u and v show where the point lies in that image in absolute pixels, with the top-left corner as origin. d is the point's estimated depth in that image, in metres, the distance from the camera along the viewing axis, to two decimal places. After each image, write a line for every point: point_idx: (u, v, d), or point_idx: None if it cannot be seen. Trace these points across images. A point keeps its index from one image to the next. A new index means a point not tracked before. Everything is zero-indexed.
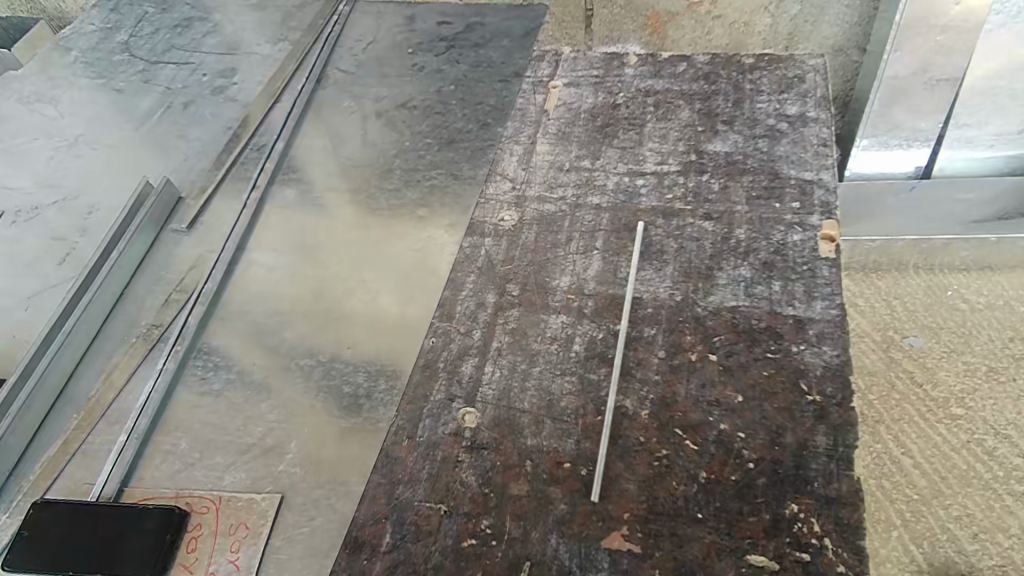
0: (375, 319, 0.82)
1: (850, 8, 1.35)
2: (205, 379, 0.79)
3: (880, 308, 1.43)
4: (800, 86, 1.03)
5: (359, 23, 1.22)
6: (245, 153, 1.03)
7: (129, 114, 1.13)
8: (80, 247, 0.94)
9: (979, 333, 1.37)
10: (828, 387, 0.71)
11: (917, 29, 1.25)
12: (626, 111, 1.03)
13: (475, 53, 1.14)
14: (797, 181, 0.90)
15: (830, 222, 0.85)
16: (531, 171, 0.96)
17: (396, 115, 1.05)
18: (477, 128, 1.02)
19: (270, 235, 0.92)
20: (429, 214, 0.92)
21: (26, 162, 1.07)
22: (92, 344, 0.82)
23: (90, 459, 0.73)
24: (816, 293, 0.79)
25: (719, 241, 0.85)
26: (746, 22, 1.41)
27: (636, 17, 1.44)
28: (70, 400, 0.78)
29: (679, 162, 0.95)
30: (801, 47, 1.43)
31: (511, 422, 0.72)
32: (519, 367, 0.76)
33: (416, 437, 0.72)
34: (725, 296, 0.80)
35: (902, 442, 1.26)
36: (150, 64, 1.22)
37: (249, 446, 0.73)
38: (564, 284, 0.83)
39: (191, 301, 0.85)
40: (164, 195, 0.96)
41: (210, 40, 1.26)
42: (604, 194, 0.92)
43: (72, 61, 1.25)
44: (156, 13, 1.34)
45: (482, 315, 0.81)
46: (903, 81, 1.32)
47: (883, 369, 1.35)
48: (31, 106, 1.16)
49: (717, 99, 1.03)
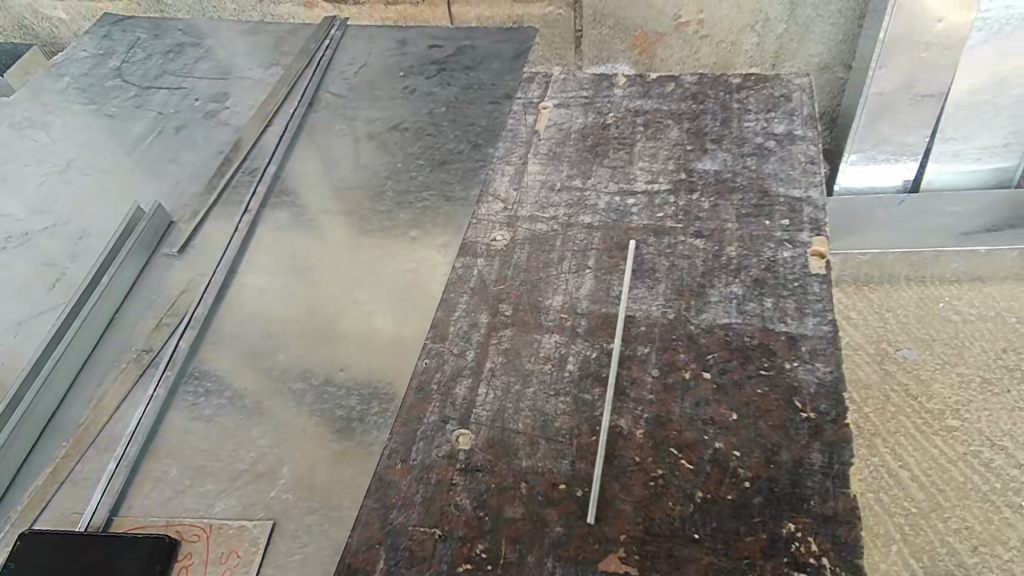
0: (369, 340, 0.81)
1: (834, 26, 1.38)
2: (196, 405, 0.78)
3: (873, 321, 1.44)
4: (787, 105, 1.04)
5: (351, 47, 1.24)
6: (237, 176, 1.03)
7: (121, 139, 1.13)
8: (70, 272, 0.94)
9: (971, 345, 1.38)
10: (822, 404, 0.71)
11: (901, 46, 1.27)
12: (616, 131, 1.04)
13: (466, 75, 1.15)
14: (787, 198, 0.91)
15: (821, 239, 0.85)
16: (523, 191, 0.97)
17: (387, 138, 1.06)
18: (469, 149, 1.03)
19: (263, 258, 0.92)
20: (422, 235, 0.92)
21: (17, 188, 1.07)
22: (82, 370, 0.81)
23: (78, 488, 0.72)
24: (807, 309, 0.79)
25: (711, 259, 0.85)
26: (733, 41, 1.43)
27: (625, 38, 1.46)
28: (59, 428, 0.77)
29: (670, 180, 0.96)
30: (787, 65, 1.45)
31: (505, 443, 0.72)
32: (513, 388, 0.76)
33: (410, 459, 0.72)
34: (717, 314, 0.80)
35: (899, 455, 1.26)
36: (143, 89, 1.23)
37: (241, 472, 0.72)
38: (556, 303, 0.83)
39: (182, 325, 0.85)
40: (156, 219, 0.96)
41: (202, 65, 1.27)
42: (595, 213, 0.93)
43: (64, 87, 1.25)
44: (148, 39, 1.35)
45: (476, 335, 0.81)
46: (888, 97, 1.34)
47: (878, 382, 1.35)
48: (22, 132, 1.16)
49: (706, 118, 1.04)
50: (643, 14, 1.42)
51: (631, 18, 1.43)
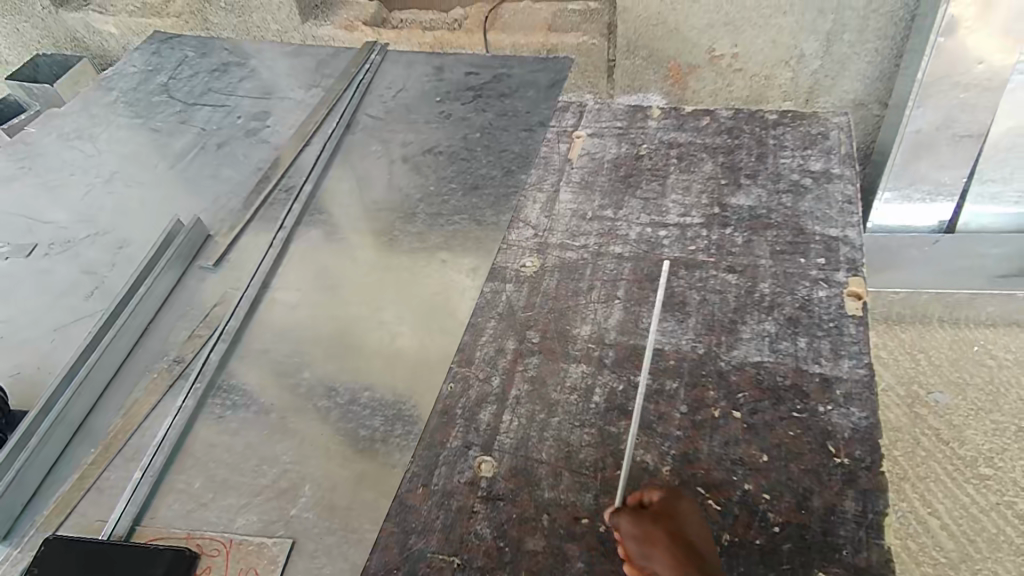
0: (394, 361, 0.81)
1: (872, 64, 1.37)
2: (222, 418, 0.79)
3: (904, 362, 1.37)
4: (824, 143, 1.04)
5: (390, 72, 1.26)
6: (275, 193, 1.05)
7: (164, 152, 1.17)
8: (109, 281, 0.96)
9: (1007, 392, 1.31)
10: (857, 449, 0.69)
11: (940, 86, 1.26)
12: (649, 162, 1.04)
13: (501, 102, 1.17)
14: (823, 236, 0.90)
15: (857, 279, 0.84)
16: (554, 219, 0.97)
17: (421, 161, 1.07)
18: (502, 174, 1.04)
19: (294, 274, 0.93)
20: (452, 258, 0.92)
21: (63, 196, 1.11)
22: (115, 378, 0.83)
23: (103, 495, 0.73)
24: (843, 351, 0.77)
25: (743, 295, 0.84)
26: (767, 76, 1.43)
27: (658, 69, 1.48)
28: (89, 434, 0.79)
29: (703, 215, 0.95)
30: (822, 101, 1.45)
31: (528, 472, 0.71)
32: (537, 417, 0.75)
33: (432, 484, 0.72)
34: (749, 351, 0.78)
35: (928, 502, 1.19)
36: (187, 105, 1.27)
37: (263, 488, 0.72)
38: (585, 332, 0.83)
39: (213, 337, 0.86)
40: (194, 233, 0.98)
41: (246, 84, 1.31)
42: (626, 243, 0.93)
43: (113, 101, 1.30)
44: (195, 58, 1.40)
45: (502, 361, 0.81)
46: (925, 136, 1.32)
47: (908, 426, 1.28)
48: (70, 143, 1.21)
49: (741, 153, 1.04)
50: (677, 45, 1.43)
51: (665, 49, 1.44)
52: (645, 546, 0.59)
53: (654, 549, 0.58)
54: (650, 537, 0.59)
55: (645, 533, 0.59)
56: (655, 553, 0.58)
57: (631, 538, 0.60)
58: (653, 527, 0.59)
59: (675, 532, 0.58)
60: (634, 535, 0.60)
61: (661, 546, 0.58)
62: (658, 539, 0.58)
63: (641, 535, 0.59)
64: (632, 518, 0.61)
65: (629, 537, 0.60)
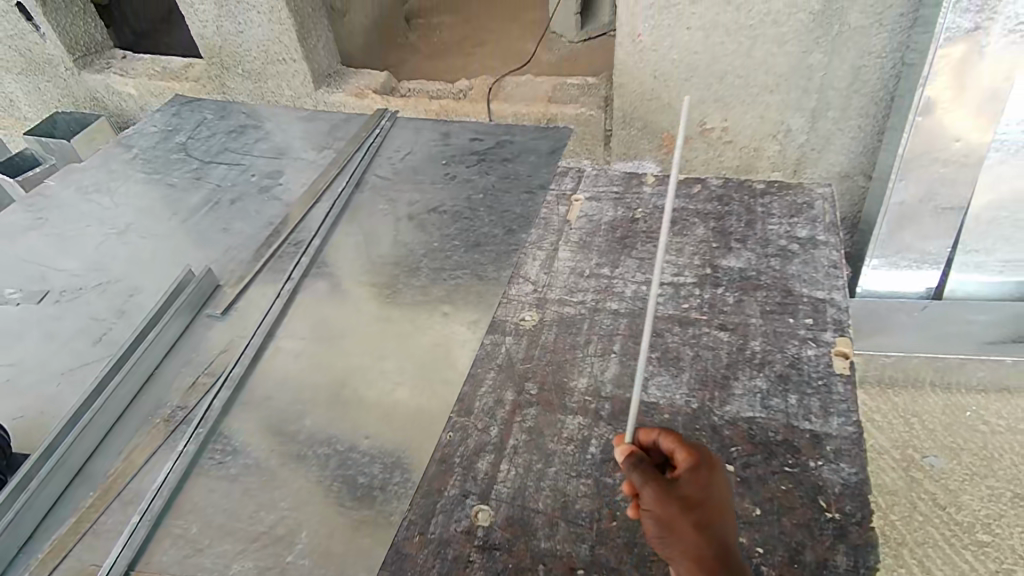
0: (394, 409, 0.83)
1: (856, 139, 1.45)
2: (222, 464, 0.80)
3: (898, 426, 1.38)
4: (810, 212, 1.09)
5: (399, 136, 1.33)
6: (284, 247, 1.09)
7: (178, 207, 1.22)
8: (117, 327, 0.99)
9: (1001, 457, 1.31)
10: (847, 504, 0.70)
11: (921, 161, 1.32)
12: (644, 225, 1.09)
13: (504, 166, 1.22)
14: (811, 298, 0.94)
15: (843, 338, 0.88)
16: (553, 276, 1.02)
17: (426, 219, 1.12)
18: (504, 234, 1.07)
19: (300, 324, 0.96)
20: (453, 310, 0.95)
21: (77, 246, 1.15)
22: (118, 422, 0.85)
23: (99, 539, 0.73)
24: (832, 409, 0.79)
25: (734, 351, 0.87)
26: (756, 148, 1.51)
27: (652, 138, 1.57)
28: (89, 478, 0.79)
29: (695, 274, 0.99)
30: (809, 172, 1.52)
31: (525, 522, 0.73)
32: (534, 467, 0.78)
33: (428, 533, 0.73)
34: (741, 407, 0.80)
35: (927, 568, 1.18)
36: (204, 163, 1.33)
37: (260, 534, 0.73)
38: (582, 385, 0.86)
39: (217, 384, 0.88)
40: (204, 283, 1.02)
41: (261, 145, 1.37)
42: (622, 300, 0.97)
43: (133, 157, 1.37)
44: (214, 119, 1.47)
45: (501, 412, 0.84)
46: (908, 208, 1.38)
47: (903, 490, 1.28)
48: (88, 195, 1.27)
49: (731, 219, 1.09)
50: (670, 118, 1.52)
51: (659, 122, 1.54)
52: (668, 531, 0.55)
53: (676, 536, 0.55)
54: (675, 524, 0.55)
55: (671, 520, 0.55)
56: (677, 540, 0.55)
57: (652, 517, 0.56)
58: (681, 514, 0.55)
59: (702, 525, 0.55)
60: (656, 514, 0.55)
61: (686, 537, 0.55)
62: (683, 528, 0.55)
63: (666, 520, 0.55)
64: (660, 499, 0.55)
65: (650, 513, 0.56)
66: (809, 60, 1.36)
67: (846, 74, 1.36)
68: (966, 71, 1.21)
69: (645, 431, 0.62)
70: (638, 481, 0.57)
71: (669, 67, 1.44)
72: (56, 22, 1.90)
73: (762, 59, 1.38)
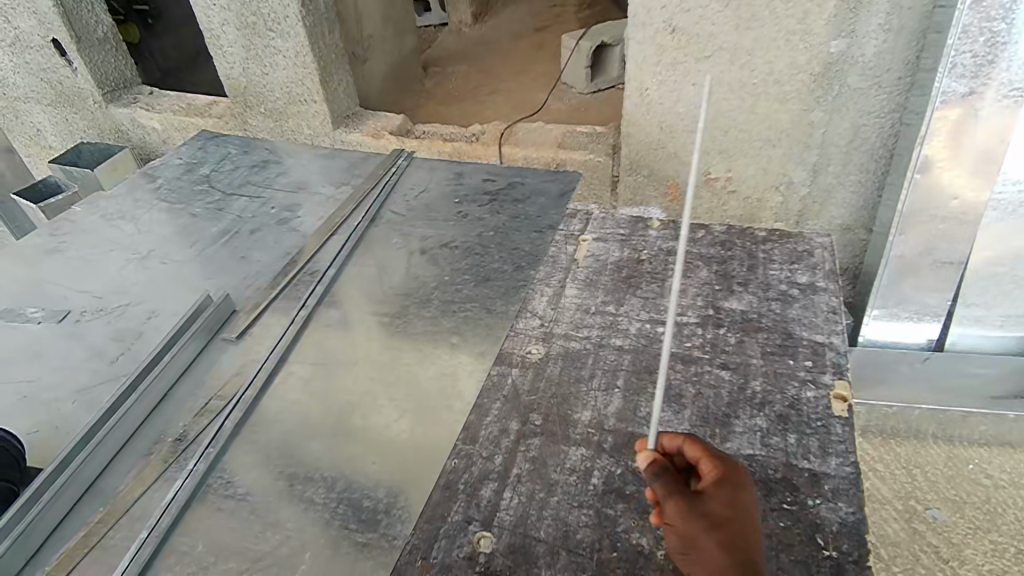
0: (400, 434, 0.85)
1: (855, 194, 1.50)
2: (230, 483, 0.82)
3: (901, 476, 1.38)
4: (810, 259, 1.12)
5: (414, 175, 1.39)
6: (301, 275, 1.13)
7: (198, 235, 1.26)
8: (135, 347, 1.02)
9: (1004, 512, 1.30)
10: (845, 543, 0.71)
11: (918, 217, 1.36)
12: (649, 267, 1.13)
13: (514, 207, 1.26)
14: (810, 341, 0.96)
15: (842, 383, 0.89)
16: (559, 311, 1.05)
17: (438, 253, 1.16)
18: (512, 270, 1.11)
19: (312, 350, 0.99)
20: (461, 341, 0.98)
21: (99, 270, 1.19)
22: (131, 440, 0.87)
23: (106, 554, 0.75)
24: (830, 449, 0.81)
25: (736, 391, 0.89)
26: (759, 199, 1.56)
27: (657, 186, 1.62)
28: (100, 493, 0.81)
29: (698, 315, 1.02)
30: (811, 223, 1.57)
31: (526, 551, 0.74)
32: (538, 496, 0.79)
33: (431, 557, 0.75)
34: (741, 444, 0.82)
35: None
36: (225, 194, 1.39)
37: (264, 554, 0.74)
38: (585, 417, 0.88)
39: (229, 405, 0.90)
40: (221, 308, 1.05)
41: (281, 178, 1.43)
42: (626, 337, 0.99)
43: (157, 187, 1.42)
44: (238, 153, 1.53)
45: (505, 441, 0.86)
46: (908, 260, 1.42)
47: (906, 542, 1.27)
48: (113, 222, 1.32)
49: (733, 263, 1.12)
50: (676, 168, 1.58)
51: (665, 170, 1.59)
52: (690, 546, 0.60)
53: (698, 552, 0.59)
54: (697, 540, 0.59)
55: (693, 535, 0.59)
56: (700, 556, 0.59)
57: (676, 533, 0.60)
58: (704, 531, 0.59)
59: (725, 544, 0.59)
60: (679, 529, 0.60)
61: (707, 552, 0.59)
62: (705, 545, 0.59)
63: (689, 537, 0.60)
64: (683, 515, 0.60)
65: (674, 528, 0.61)
66: (810, 117, 1.41)
67: (846, 132, 1.41)
68: (962, 132, 1.26)
69: (669, 440, 0.67)
70: (663, 494, 0.62)
71: (675, 119, 1.51)
72: (89, 58, 1.99)
73: (765, 115, 1.44)
